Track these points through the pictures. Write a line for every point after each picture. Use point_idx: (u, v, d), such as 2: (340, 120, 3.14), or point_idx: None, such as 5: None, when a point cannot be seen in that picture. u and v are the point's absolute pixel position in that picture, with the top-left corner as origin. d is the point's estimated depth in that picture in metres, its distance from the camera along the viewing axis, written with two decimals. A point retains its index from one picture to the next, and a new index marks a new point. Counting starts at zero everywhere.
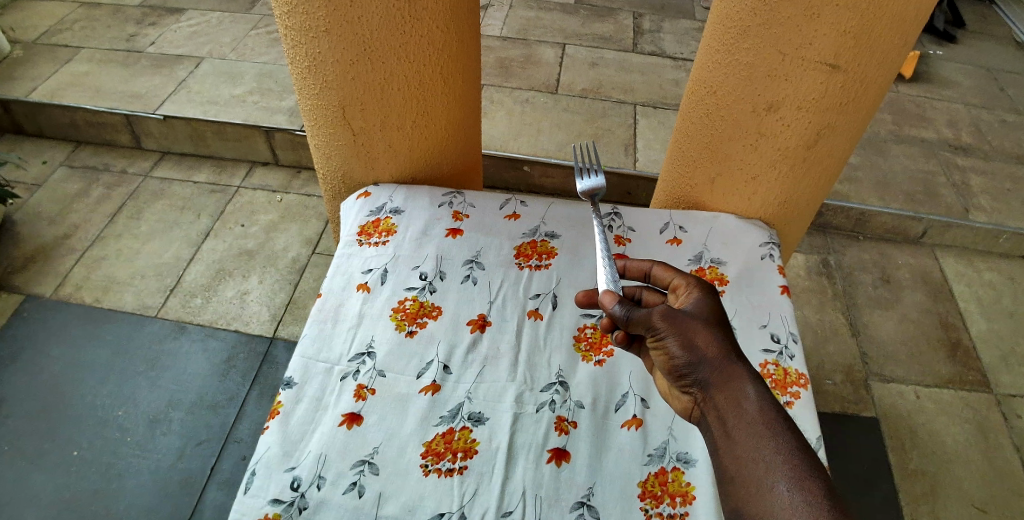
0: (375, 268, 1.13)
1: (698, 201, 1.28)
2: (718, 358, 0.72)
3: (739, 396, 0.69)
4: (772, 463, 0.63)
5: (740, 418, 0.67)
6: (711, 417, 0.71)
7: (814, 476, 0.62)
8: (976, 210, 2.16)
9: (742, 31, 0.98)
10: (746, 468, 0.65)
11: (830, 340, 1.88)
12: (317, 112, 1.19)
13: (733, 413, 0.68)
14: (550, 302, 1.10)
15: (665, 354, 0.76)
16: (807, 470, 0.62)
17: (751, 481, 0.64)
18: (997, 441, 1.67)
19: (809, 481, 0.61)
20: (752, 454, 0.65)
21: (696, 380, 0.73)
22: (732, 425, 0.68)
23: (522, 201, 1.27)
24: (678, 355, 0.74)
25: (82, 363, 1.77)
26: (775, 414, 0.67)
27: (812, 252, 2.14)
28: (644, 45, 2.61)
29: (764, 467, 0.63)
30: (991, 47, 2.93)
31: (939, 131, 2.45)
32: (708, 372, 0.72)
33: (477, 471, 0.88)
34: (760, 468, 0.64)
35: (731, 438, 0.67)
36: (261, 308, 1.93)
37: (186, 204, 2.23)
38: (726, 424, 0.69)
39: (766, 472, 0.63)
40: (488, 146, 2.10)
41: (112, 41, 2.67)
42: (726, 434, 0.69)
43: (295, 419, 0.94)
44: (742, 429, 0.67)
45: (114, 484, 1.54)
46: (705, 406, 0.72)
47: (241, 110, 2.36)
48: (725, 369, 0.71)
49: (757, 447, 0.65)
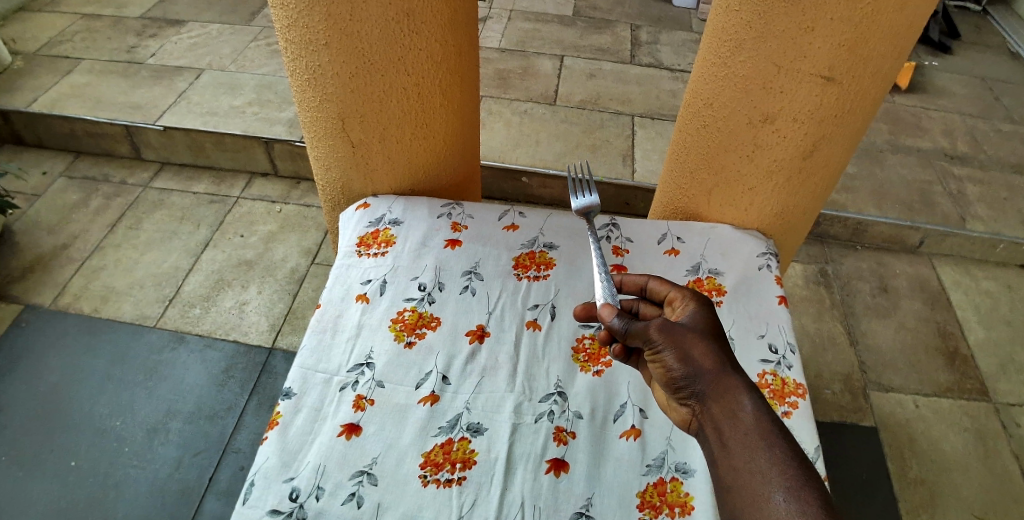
0: (374, 279, 1.14)
1: (696, 212, 1.29)
2: (714, 370, 0.73)
3: (735, 406, 0.69)
4: (769, 473, 0.63)
5: (738, 430, 0.68)
6: (709, 429, 0.71)
7: (810, 486, 0.62)
8: (972, 219, 2.17)
9: (738, 44, 1.00)
10: (743, 479, 0.65)
11: (828, 349, 1.88)
12: (317, 124, 1.20)
13: (729, 425, 0.69)
14: (548, 313, 1.10)
15: (662, 367, 0.76)
16: (803, 479, 0.62)
17: (748, 492, 0.64)
18: (996, 449, 1.67)
19: (805, 490, 0.61)
20: (750, 464, 0.65)
21: (693, 392, 0.74)
22: (729, 436, 0.68)
23: (521, 212, 1.28)
24: (675, 367, 0.75)
25: (80, 373, 1.77)
26: (771, 425, 0.67)
27: (809, 261, 2.14)
28: (641, 56, 2.64)
29: (761, 478, 0.64)
30: (985, 57, 2.96)
31: (934, 141, 2.47)
32: (705, 383, 0.72)
33: (476, 482, 0.88)
34: (757, 479, 0.64)
35: (728, 449, 0.68)
36: (260, 318, 1.93)
37: (186, 214, 2.24)
38: (723, 435, 0.69)
39: (762, 483, 0.63)
40: (487, 156, 2.12)
41: (112, 53, 2.69)
42: (724, 445, 0.69)
43: (294, 430, 0.94)
44: (738, 439, 0.67)
45: (112, 495, 1.53)
46: (703, 417, 0.72)
47: (241, 121, 2.37)
48: (721, 381, 0.72)
49: (754, 458, 0.65)
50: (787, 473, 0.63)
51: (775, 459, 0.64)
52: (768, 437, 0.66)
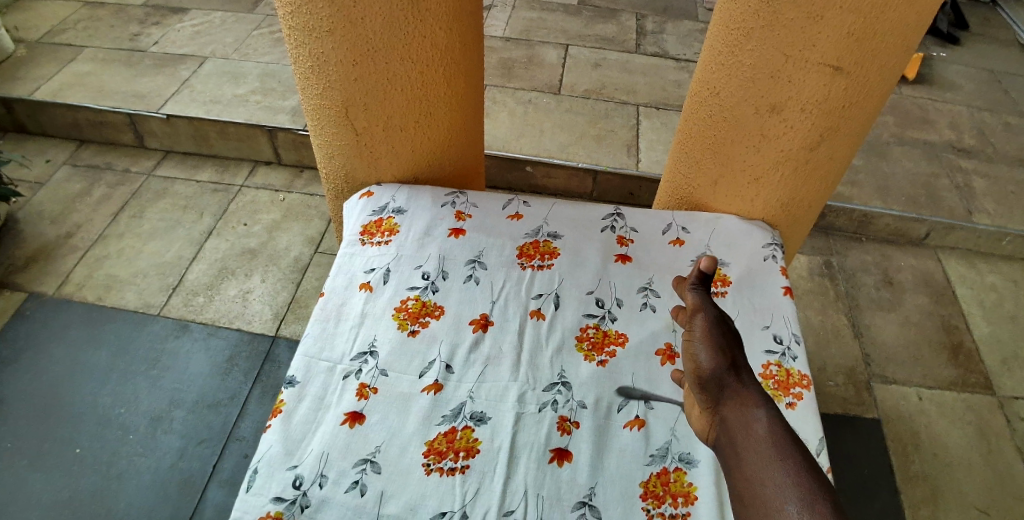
0: (377, 268, 1.13)
1: (700, 202, 1.28)
2: (735, 380, 0.83)
3: (750, 416, 0.78)
4: (785, 487, 0.69)
5: (756, 446, 0.74)
6: (726, 438, 0.79)
7: (820, 501, 0.67)
8: (979, 213, 2.15)
9: (745, 33, 0.98)
10: (755, 486, 0.71)
11: (832, 342, 1.87)
12: (320, 112, 1.20)
13: (743, 433, 0.77)
14: (552, 302, 1.10)
15: (695, 365, 0.87)
16: (811, 490, 0.68)
17: (760, 499, 0.70)
18: (999, 444, 1.67)
19: (816, 503, 0.67)
20: (766, 478, 0.71)
21: (718, 395, 0.83)
22: (744, 445, 0.76)
23: (525, 201, 1.27)
24: (705, 367, 0.86)
25: (84, 362, 1.77)
26: (782, 436, 0.74)
27: (814, 253, 2.13)
28: (647, 46, 2.61)
29: (774, 491, 0.69)
30: (994, 49, 2.93)
31: (942, 134, 2.44)
32: (729, 388, 0.82)
33: (479, 471, 0.88)
34: (769, 487, 0.70)
35: (744, 463, 0.74)
36: (263, 307, 1.93)
37: (189, 203, 2.24)
38: (737, 443, 0.77)
39: (774, 491, 0.69)
40: (491, 146, 2.11)
41: (115, 41, 2.68)
42: (738, 455, 0.76)
43: (298, 418, 0.94)
44: (751, 448, 0.75)
45: (115, 483, 1.54)
46: (721, 425, 0.80)
47: (244, 109, 2.36)
48: (742, 392, 0.81)
49: (767, 466, 0.72)
50: (801, 488, 0.68)
51: (791, 474, 0.70)
52: (784, 455, 0.72)
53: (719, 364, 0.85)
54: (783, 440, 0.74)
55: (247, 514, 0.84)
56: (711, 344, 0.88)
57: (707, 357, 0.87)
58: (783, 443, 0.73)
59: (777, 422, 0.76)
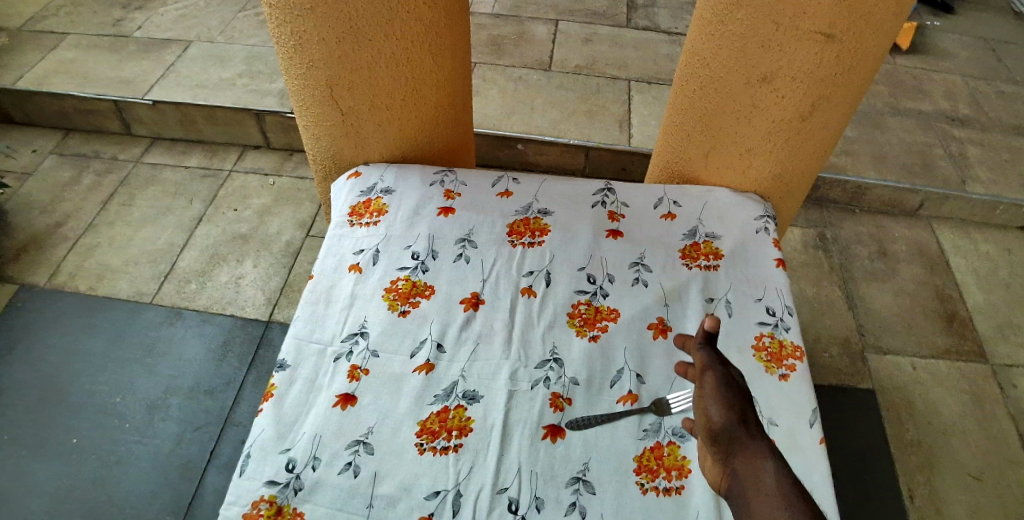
0: (366, 249, 1.12)
1: (693, 174, 1.27)
2: (745, 433, 0.73)
3: (762, 473, 0.68)
4: None
5: (770, 509, 0.64)
6: (736, 498, 0.69)
7: None
8: (973, 182, 2.14)
9: (736, 1, 0.96)
10: None
11: (827, 313, 1.87)
12: (304, 93, 1.17)
13: (755, 492, 0.67)
14: (543, 279, 1.09)
15: (703, 416, 0.76)
16: None
17: None
18: (993, 411, 1.68)
19: None
20: None
21: (727, 450, 0.73)
22: (756, 508, 0.66)
23: (515, 178, 1.26)
24: (715, 419, 0.75)
25: (79, 351, 1.76)
26: (798, 497, 0.65)
27: (808, 226, 2.12)
28: (639, 20, 2.57)
29: None
30: (989, 17, 2.89)
31: (936, 103, 2.42)
32: (739, 443, 0.72)
33: (472, 449, 0.88)
34: None
35: None
36: (256, 292, 1.92)
37: (178, 189, 2.21)
38: (749, 505, 0.67)
39: None
40: (481, 125, 2.08)
41: (98, 26, 2.62)
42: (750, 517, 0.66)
43: (289, 401, 0.93)
44: (764, 511, 0.65)
45: (115, 471, 1.55)
46: (731, 485, 0.70)
47: (231, 93, 2.32)
48: (752, 447, 0.71)
49: None
50: None
51: None
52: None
53: (730, 417, 0.75)
54: (799, 502, 0.64)
55: (241, 498, 0.84)
56: (720, 395, 0.77)
57: (716, 407, 0.76)
58: (805, 513, 0.63)
59: (794, 482, 0.67)
